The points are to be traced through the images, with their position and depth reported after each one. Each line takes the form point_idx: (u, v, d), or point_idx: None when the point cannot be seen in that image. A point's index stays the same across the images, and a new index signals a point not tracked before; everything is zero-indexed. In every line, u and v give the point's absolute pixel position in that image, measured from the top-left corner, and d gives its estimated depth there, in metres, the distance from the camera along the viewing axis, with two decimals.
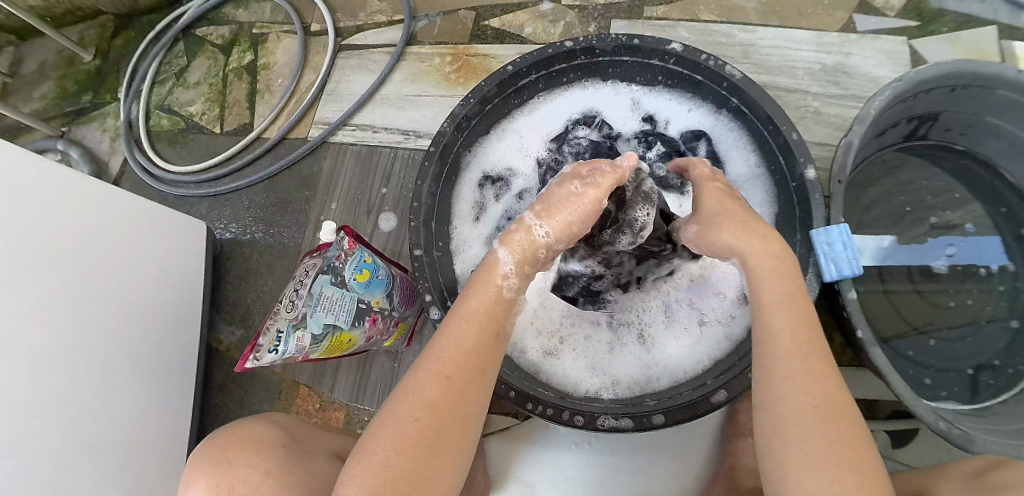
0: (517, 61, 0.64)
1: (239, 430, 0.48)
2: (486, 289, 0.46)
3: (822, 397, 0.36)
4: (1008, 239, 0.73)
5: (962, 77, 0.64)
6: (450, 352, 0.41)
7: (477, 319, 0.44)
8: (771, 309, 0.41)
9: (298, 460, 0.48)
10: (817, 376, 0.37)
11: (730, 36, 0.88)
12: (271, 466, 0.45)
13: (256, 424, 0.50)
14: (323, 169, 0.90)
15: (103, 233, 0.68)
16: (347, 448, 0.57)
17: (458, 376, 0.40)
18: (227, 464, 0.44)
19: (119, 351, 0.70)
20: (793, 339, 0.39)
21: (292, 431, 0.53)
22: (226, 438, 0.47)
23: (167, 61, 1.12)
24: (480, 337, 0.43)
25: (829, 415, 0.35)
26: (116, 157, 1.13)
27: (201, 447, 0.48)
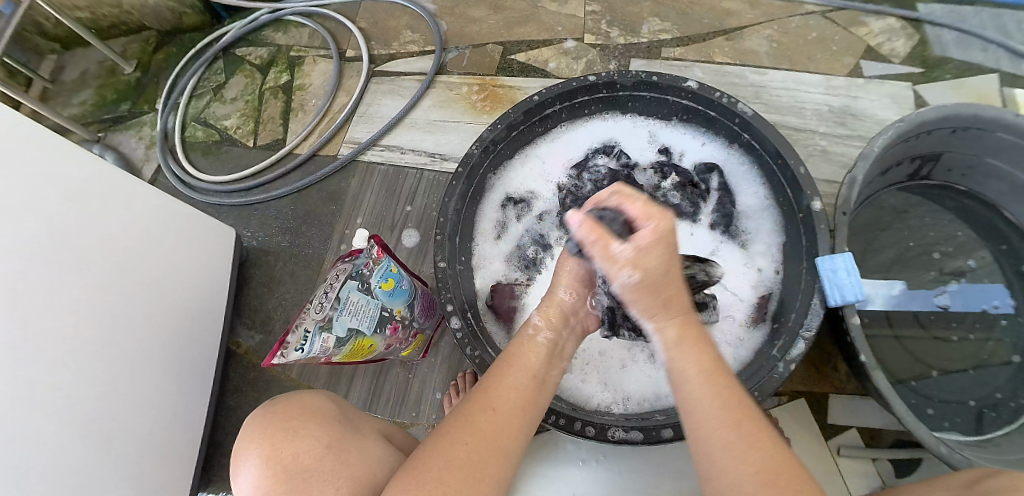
0: (543, 92, 0.69)
1: (299, 403, 0.52)
2: (532, 339, 0.49)
3: (749, 453, 0.35)
4: (1010, 277, 0.76)
5: (960, 119, 0.68)
6: (502, 389, 0.44)
7: (524, 367, 0.46)
8: (680, 362, 0.41)
9: (352, 438, 0.51)
10: (724, 410, 0.37)
11: (742, 77, 0.92)
12: (328, 439, 0.48)
13: (315, 397, 0.54)
14: (350, 185, 0.94)
15: (139, 231, 0.73)
16: (394, 431, 0.60)
17: (505, 410, 0.42)
18: (292, 430, 0.48)
19: (145, 345, 0.73)
20: (710, 392, 0.38)
21: (344, 407, 0.57)
22: (288, 408, 0.51)
23: (205, 77, 1.19)
24: (525, 379, 0.45)
25: (757, 471, 0.34)
26: (149, 164, 1.19)
27: (262, 410, 0.52)
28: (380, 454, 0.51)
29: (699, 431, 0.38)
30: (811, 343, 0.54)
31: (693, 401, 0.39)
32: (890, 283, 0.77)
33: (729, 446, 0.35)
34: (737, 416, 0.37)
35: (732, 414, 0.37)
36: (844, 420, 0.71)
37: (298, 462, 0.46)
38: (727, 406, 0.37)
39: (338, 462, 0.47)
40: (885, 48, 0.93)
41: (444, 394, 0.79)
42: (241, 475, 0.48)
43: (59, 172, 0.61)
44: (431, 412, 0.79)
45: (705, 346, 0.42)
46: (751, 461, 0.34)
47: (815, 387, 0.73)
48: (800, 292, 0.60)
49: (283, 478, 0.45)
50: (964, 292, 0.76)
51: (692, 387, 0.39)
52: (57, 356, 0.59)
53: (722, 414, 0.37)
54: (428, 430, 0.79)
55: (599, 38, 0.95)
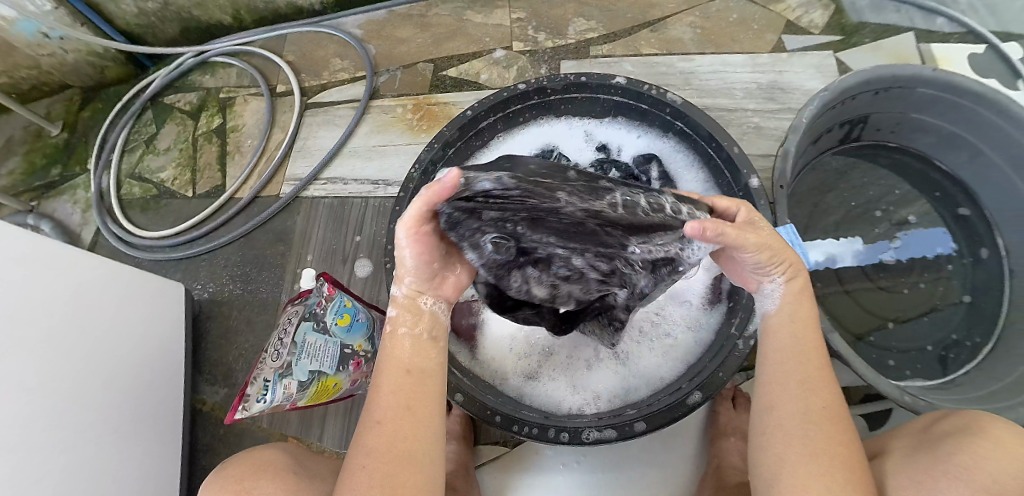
0: (475, 107, 0.69)
1: (251, 459, 0.50)
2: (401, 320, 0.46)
3: (821, 407, 0.41)
4: (949, 221, 0.80)
5: (882, 81, 0.70)
6: (380, 397, 0.43)
7: (396, 363, 0.44)
8: (785, 319, 0.45)
9: (309, 484, 0.49)
10: (801, 357, 0.43)
11: (671, 66, 0.94)
12: (284, 489, 0.46)
13: (266, 452, 0.53)
14: (296, 223, 0.92)
15: (81, 300, 0.68)
16: None
17: (392, 420, 0.41)
18: (241, 489, 0.46)
19: (102, 417, 0.69)
20: (798, 347, 0.43)
21: (301, 459, 0.55)
22: (239, 467, 0.50)
23: (136, 129, 1.14)
24: (403, 377, 0.43)
25: (823, 422, 0.40)
26: (88, 227, 1.13)
27: (214, 477, 0.50)
28: (341, 494, 0.50)
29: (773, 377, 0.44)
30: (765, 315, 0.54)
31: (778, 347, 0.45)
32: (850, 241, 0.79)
33: (798, 389, 0.42)
34: (815, 364, 0.43)
35: (807, 361, 0.43)
36: None
37: None
38: (805, 355, 0.43)
39: None
40: (804, 21, 0.97)
41: None
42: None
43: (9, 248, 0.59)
44: None
45: (807, 293, 0.46)
46: (813, 404, 0.41)
47: None
48: None
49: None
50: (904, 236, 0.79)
51: (776, 321, 0.46)
52: (13, 446, 0.55)
53: (806, 362, 0.43)
54: None
55: (528, 45, 0.96)
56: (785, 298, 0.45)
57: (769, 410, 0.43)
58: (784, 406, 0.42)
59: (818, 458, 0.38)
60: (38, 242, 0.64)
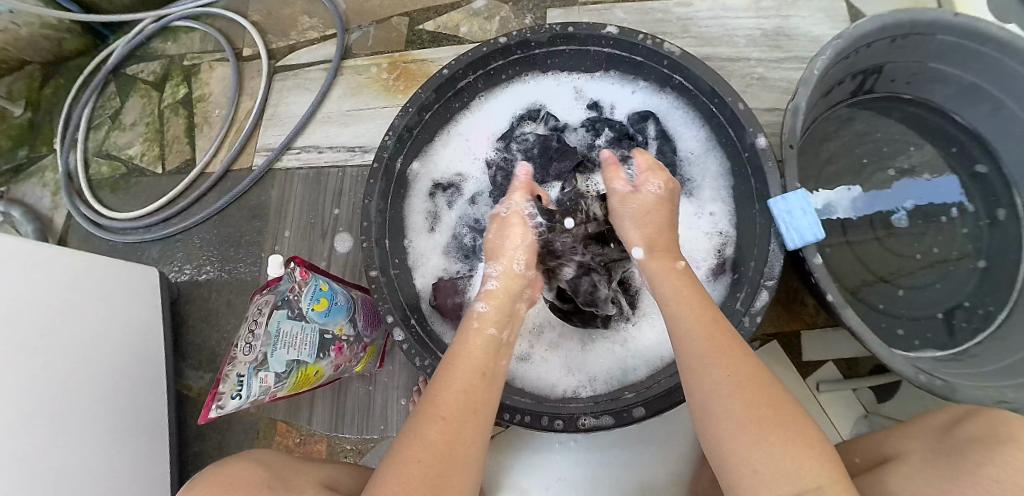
0: (452, 64, 0.62)
1: (219, 476, 0.44)
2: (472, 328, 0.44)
3: (743, 374, 0.37)
4: (964, 179, 0.74)
5: (900, 27, 0.63)
6: (447, 389, 0.39)
7: (466, 363, 0.41)
8: (676, 301, 0.44)
9: None
10: (705, 329, 0.40)
11: (667, 13, 0.87)
12: None
13: (242, 466, 0.47)
14: (272, 197, 0.87)
15: (41, 294, 0.64)
16: (347, 478, 0.52)
17: (456, 416, 0.37)
18: None
19: (77, 414, 0.66)
20: (696, 324, 0.41)
21: (277, 466, 0.49)
22: (204, 485, 0.44)
23: (99, 105, 1.07)
24: (473, 374, 0.40)
25: (748, 389, 0.36)
26: (59, 211, 1.08)
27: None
28: None
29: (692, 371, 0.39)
30: (774, 291, 0.50)
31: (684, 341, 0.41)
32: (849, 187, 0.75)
33: (717, 362, 0.38)
34: (718, 336, 0.40)
35: (711, 332, 0.40)
36: (821, 356, 0.69)
37: None
38: (705, 328, 0.40)
39: None
40: None
41: (409, 400, 0.75)
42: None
43: None
44: (399, 421, 0.75)
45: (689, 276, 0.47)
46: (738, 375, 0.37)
47: (786, 327, 0.70)
48: (756, 240, 0.56)
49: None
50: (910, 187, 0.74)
51: (676, 303, 0.44)
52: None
53: (709, 349, 0.39)
54: (400, 439, 0.75)
55: None
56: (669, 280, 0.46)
57: (696, 393, 0.38)
58: (712, 380, 0.37)
59: (752, 417, 0.34)
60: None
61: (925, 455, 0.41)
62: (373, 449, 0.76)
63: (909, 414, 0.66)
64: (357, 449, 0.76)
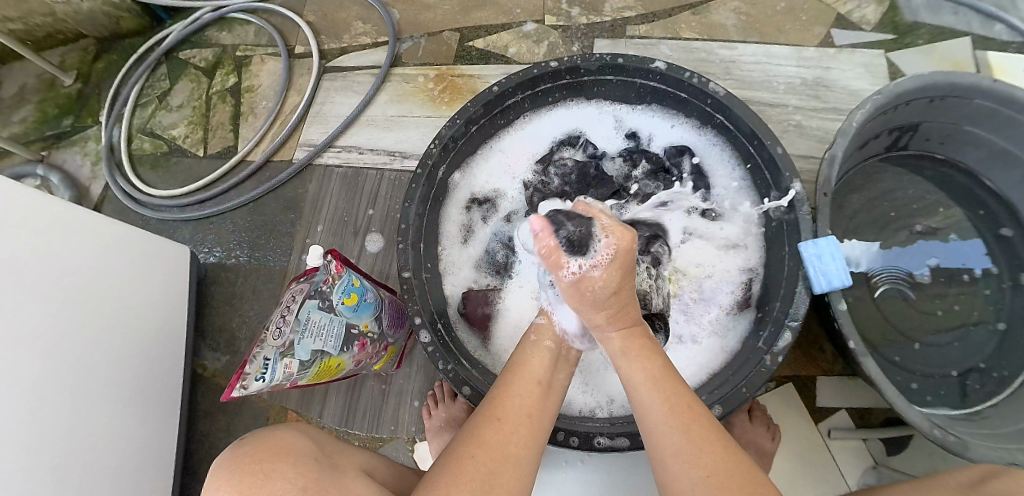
0: (502, 82, 0.64)
1: (268, 437, 0.41)
2: (542, 347, 0.48)
3: (712, 462, 0.37)
4: (990, 241, 0.74)
5: (939, 88, 0.64)
6: (508, 394, 0.43)
7: (531, 375, 0.45)
8: (642, 389, 0.42)
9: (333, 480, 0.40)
10: (672, 421, 0.39)
11: (711, 53, 0.89)
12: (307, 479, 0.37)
13: (287, 434, 0.43)
14: (308, 191, 0.89)
15: (75, 260, 0.65)
16: (376, 465, 0.49)
17: (512, 418, 0.40)
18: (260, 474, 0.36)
19: (92, 380, 0.66)
20: (665, 410, 0.40)
21: (320, 441, 0.45)
22: (256, 443, 0.40)
23: (150, 84, 1.11)
24: (535, 384, 0.44)
25: (715, 478, 0.36)
26: (98, 181, 1.11)
27: (229, 452, 0.40)
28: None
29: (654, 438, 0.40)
30: (798, 332, 0.51)
31: (648, 408, 0.41)
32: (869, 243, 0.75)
33: (682, 450, 0.38)
34: (684, 423, 0.39)
35: (679, 423, 0.39)
36: (832, 403, 0.69)
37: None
38: (675, 415, 0.40)
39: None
40: (856, 15, 0.90)
41: (422, 401, 0.76)
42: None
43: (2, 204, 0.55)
44: (410, 423, 0.76)
45: (653, 357, 0.45)
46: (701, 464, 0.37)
47: (802, 370, 0.71)
48: (784, 279, 0.56)
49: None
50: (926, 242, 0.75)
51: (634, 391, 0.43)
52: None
53: (670, 418, 0.40)
54: (407, 442, 0.76)
55: (560, 19, 0.91)
56: (630, 363, 0.44)
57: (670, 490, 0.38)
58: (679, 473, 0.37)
59: None
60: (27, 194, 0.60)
61: None
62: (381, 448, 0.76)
63: (923, 470, 0.65)
64: (366, 446, 0.77)
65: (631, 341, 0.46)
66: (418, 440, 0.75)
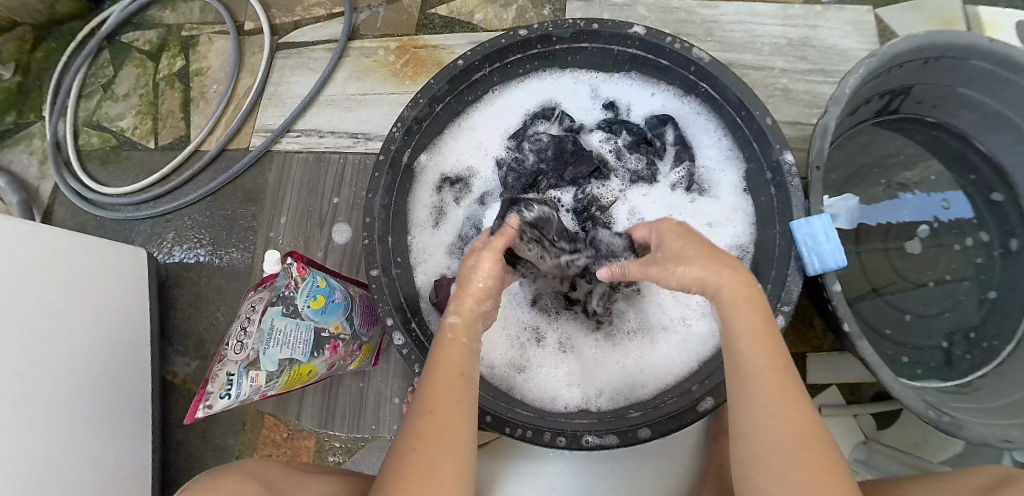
0: (467, 55, 0.58)
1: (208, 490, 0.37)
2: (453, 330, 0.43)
3: (795, 417, 0.33)
4: (980, 206, 0.72)
5: (934, 49, 0.60)
6: (432, 380, 0.39)
7: (448, 360, 0.41)
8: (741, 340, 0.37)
9: None
10: (771, 373, 0.35)
11: (691, 13, 0.84)
12: None
13: (232, 479, 0.39)
14: (269, 181, 0.83)
15: (29, 275, 0.60)
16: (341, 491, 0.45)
17: (444, 407, 0.37)
18: None
19: (56, 400, 0.62)
20: (762, 362, 0.36)
21: (268, 478, 0.42)
22: None
23: (92, 72, 1.02)
24: (455, 369, 0.40)
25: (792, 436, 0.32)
26: (46, 181, 1.04)
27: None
28: None
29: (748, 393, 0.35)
30: (791, 317, 0.48)
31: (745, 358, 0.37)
32: (844, 197, 0.72)
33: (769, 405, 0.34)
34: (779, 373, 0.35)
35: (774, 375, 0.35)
36: (823, 379, 0.67)
37: None
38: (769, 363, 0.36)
39: None
40: None
41: (402, 399, 0.73)
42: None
43: None
44: (391, 421, 0.73)
45: (759, 308, 0.38)
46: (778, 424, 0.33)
47: (793, 348, 0.68)
48: (775, 259, 0.53)
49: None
50: (918, 209, 0.72)
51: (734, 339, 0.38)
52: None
53: (769, 377, 0.35)
54: (391, 440, 0.74)
55: None
56: (736, 314, 0.38)
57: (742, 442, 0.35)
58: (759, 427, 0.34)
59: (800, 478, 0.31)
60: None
61: None
62: (363, 448, 0.74)
63: (908, 444, 0.65)
64: (345, 448, 0.75)
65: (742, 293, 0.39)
66: (400, 437, 0.72)
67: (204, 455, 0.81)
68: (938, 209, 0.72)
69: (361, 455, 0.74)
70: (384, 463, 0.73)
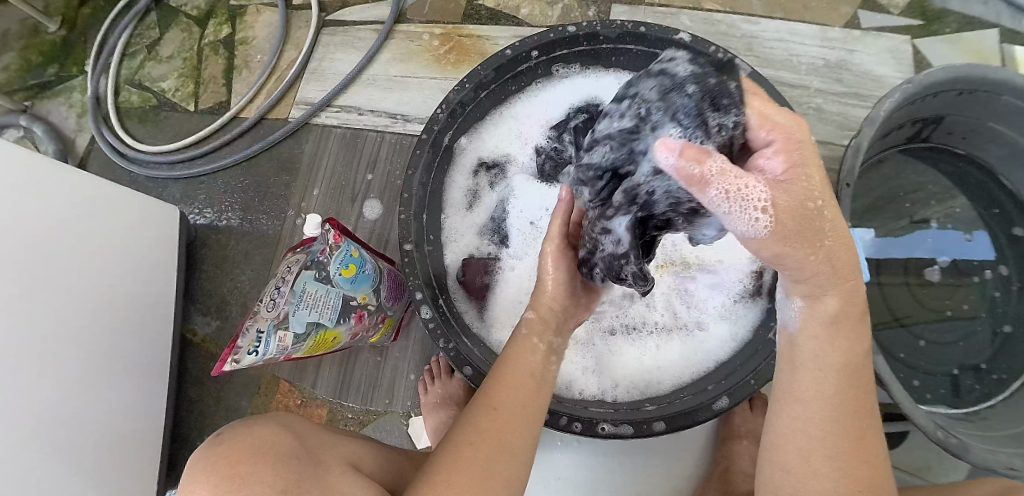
0: (516, 45, 0.60)
1: (247, 437, 0.36)
2: (534, 343, 0.46)
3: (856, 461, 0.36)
4: (1002, 240, 0.72)
5: (969, 81, 0.61)
6: (502, 386, 0.42)
7: (522, 369, 0.44)
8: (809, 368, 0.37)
9: (315, 479, 0.36)
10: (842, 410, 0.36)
11: (732, 27, 0.85)
12: (287, 485, 0.33)
13: (266, 428, 0.39)
14: (305, 152, 0.85)
15: (58, 219, 0.62)
16: (364, 456, 0.46)
17: (507, 409, 0.40)
18: (236, 481, 0.32)
19: (78, 344, 0.64)
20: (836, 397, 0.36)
21: (301, 434, 0.42)
22: (233, 445, 0.35)
23: (138, 33, 1.04)
24: (524, 376, 0.43)
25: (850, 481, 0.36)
26: (83, 134, 1.06)
27: (206, 449, 0.36)
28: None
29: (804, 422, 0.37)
30: None
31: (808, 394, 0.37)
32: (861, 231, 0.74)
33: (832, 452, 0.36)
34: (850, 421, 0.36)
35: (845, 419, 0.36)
36: None
37: None
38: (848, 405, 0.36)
39: None
40: None
41: (419, 376, 0.75)
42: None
43: None
44: (406, 397, 0.75)
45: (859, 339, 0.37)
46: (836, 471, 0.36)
47: None
48: None
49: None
50: (940, 239, 0.73)
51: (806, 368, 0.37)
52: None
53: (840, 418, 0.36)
54: (403, 416, 0.75)
55: None
56: (833, 337, 0.36)
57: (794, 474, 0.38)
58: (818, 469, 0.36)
59: None
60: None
61: None
62: (376, 420, 0.76)
63: (913, 467, 0.65)
64: (358, 419, 0.76)
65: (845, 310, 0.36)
66: (413, 414, 0.74)
67: (216, 415, 0.83)
68: (962, 243, 0.73)
69: (373, 426, 0.76)
70: (394, 436, 0.75)
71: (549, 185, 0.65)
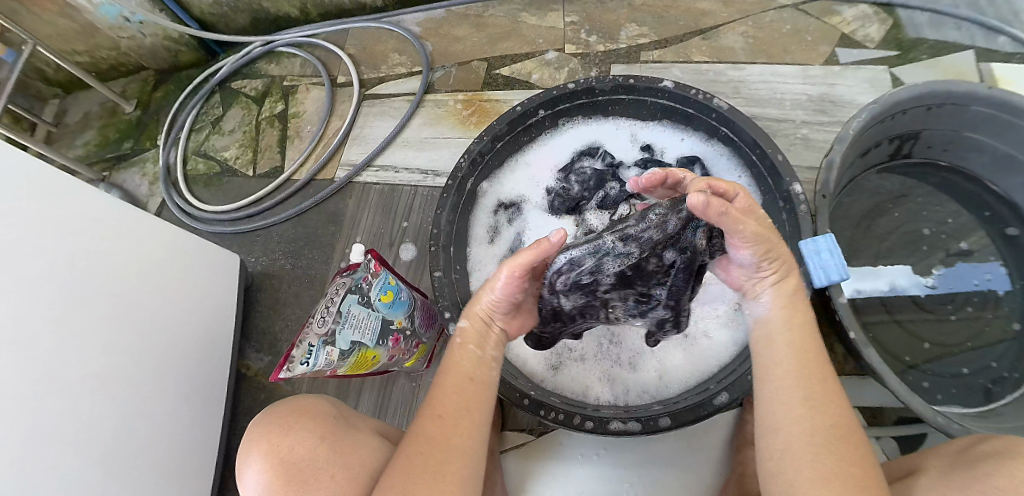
0: (525, 102, 0.71)
1: (298, 401, 0.52)
2: (461, 341, 0.51)
3: (830, 414, 0.41)
4: (998, 242, 0.76)
5: (935, 95, 0.69)
6: (440, 393, 0.47)
7: (458, 369, 0.49)
8: (784, 330, 0.46)
9: (346, 430, 0.51)
10: (803, 365, 0.44)
11: (720, 74, 0.96)
12: (323, 431, 0.48)
13: (313, 398, 0.54)
14: (348, 206, 0.98)
15: (143, 259, 0.72)
16: (392, 430, 0.59)
17: (450, 413, 0.46)
18: (287, 425, 0.48)
19: (154, 368, 0.72)
20: (798, 354, 0.44)
21: (342, 405, 0.56)
22: (286, 406, 0.51)
23: (203, 111, 1.22)
24: (462, 377, 0.48)
25: (834, 431, 0.40)
26: (154, 197, 1.18)
27: (262, 415, 0.52)
28: (375, 447, 0.51)
29: (771, 383, 0.45)
30: None
31: (783, 358, 0.45)
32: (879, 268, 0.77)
33: (807, 399, 0.42)
34: (817, 377, 0.43)
35: (811, 373, 0.43)
36: (844, 400, 0.71)
37: (293, 453, 0.46)
38: (807, 364, 0.44)
39: (331, 453, 0.47)
40: (860, 34, 0.95)
41: None
42: (246, 478, 0.48)
43: (81, 209, 0.63)
44: None
45: (794, 308, 0.48)
46: (815, 417, 0.41)
47: None
48: None
49: (282, 473, 0.46)
50: (958, 273, 0.76)
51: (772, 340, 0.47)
52: (59, 379, 0.58)
53: (807, 372, 0.43)
54: None
55: (579, 48, 1.01)
56: (778, 305, 0.48)
57: (774, 431, 0.42)
58: (796, 415, 0.41)
59: (833, 464, 0.38)
60: (91, 196, 0.66)
61: (944, 469, 0.42)
62: None
63: None
64: None
65: (788, 294, 0.48)
66: None
67: None
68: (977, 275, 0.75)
69: None
70: None
71: (559, 217, 0.76)
